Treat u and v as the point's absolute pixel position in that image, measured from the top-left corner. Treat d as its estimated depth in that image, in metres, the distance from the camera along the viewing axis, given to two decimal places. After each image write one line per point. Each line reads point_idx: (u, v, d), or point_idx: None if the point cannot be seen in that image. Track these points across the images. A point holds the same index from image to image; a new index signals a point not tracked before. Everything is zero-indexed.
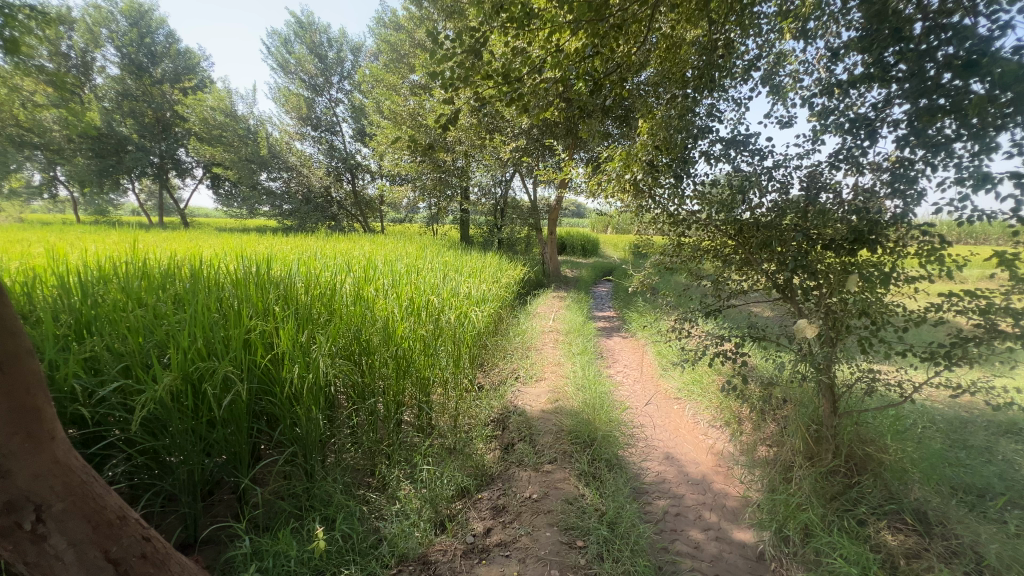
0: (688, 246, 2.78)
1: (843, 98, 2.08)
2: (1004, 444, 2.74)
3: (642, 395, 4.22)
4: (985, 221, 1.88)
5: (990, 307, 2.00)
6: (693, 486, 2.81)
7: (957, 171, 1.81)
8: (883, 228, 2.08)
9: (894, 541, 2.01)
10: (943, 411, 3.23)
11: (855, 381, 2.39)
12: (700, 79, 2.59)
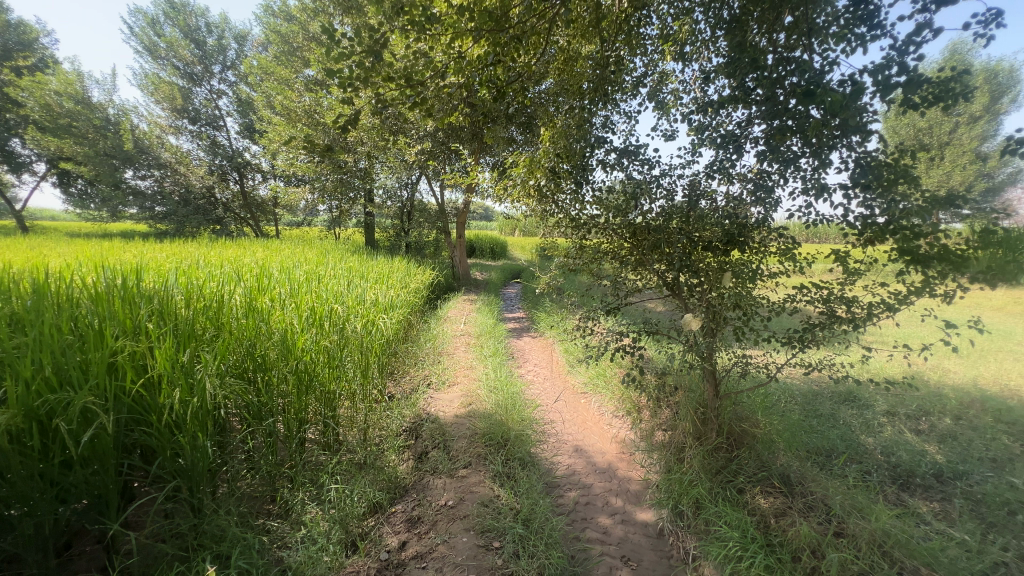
0: (589, 248, 2.93)
1: (715, 117, 2.35)
2: (844, 411, 3.29)
3: (552, 392, 4.39)
4: (825, 224, 2.26)
5: (830, 297, 2.39)
6: (600, 474, 2.99)
7: (803, 184, 2.14)
8: (749, 230, 2.42)
9: (766, 504, 2.32)
10: (800, 386, 3.79)
11: (732, 366, 2.71)
12: (595, 91, 2.76)
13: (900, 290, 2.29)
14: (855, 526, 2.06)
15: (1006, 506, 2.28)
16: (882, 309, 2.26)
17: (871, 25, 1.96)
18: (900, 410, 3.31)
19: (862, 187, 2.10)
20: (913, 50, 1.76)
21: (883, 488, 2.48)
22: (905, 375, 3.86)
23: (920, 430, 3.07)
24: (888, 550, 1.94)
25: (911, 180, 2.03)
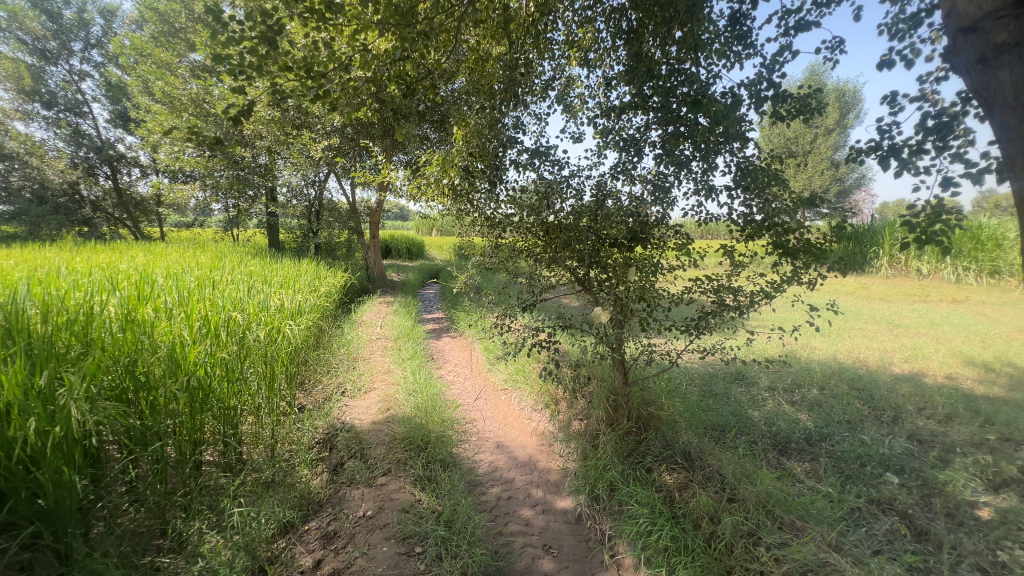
0: (505, 246, 2.95)
1: (617, 121, 2.49)
2: (734, 389, 3.68)
3: (472, 391, 4.40)
4: (714, 221, 2.51)
5: (720, 287, 2.65)
6: (521, 468, 3.06)
7: (695, 185, 2.35)
8: (650, 227, 2.62)
9: (670, 479, 2.52)
10: (698, 370, 4.16)
11: (640, 354, 2.91)
12: (506, 92, 2.80)
13: (775, 279, 2.61)
14: (744, 491, 2.31)
15: (858, 459, 2.70)
16: (762, 296, 2.56)
17: (745, 44, 2.21)
18: (778, 385, 3.78)
19: (743, 188, 2.35)
20: (778, 69, 2.01)
21: (766, 454, 2.81)
22: (782, 353, 4.40)
23: (794, 401, 3.53)
24: (770, 508, 2.20)
25: (781, 182, 2.33)
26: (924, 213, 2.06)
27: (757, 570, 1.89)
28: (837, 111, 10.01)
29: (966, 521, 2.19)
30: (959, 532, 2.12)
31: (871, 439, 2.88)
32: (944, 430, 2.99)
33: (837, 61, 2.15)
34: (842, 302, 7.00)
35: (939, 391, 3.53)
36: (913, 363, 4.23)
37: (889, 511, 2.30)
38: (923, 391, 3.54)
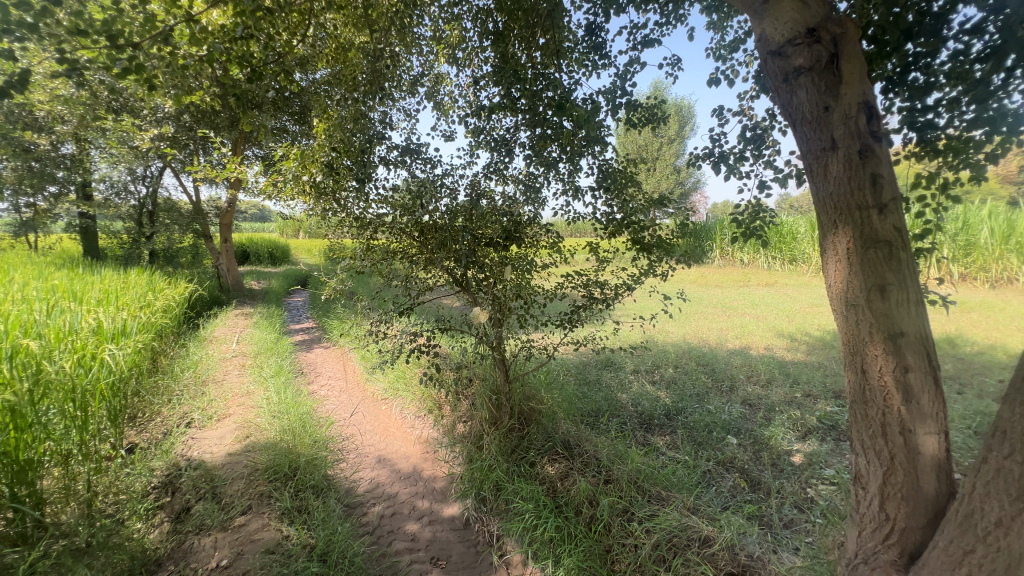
0: (377, 249, 2.76)
1: (488, 121, 2.48)
2: (605, 376, 3.96)
3: (349, 405, 4.10)
4: (581, 220, 2.65)
5: (588, 282, 2.80)
6: (405, 480, 2.93)
7: (563, 185, 2.45)
8: (523, 226, 2.66)
9: (552, 470, 2.60)
10: (573, 360, 4.41)
11: (519, 351, 2.96)
12: (371, 84, 2.59)
13: (634, 273, 2.84)
14: (618, 470, 2.46)
15: (706, 427, 3.09)
16: (625, 289, 2.77)
17: (601, 54, 2.35)
18: (641, 367, 4.17)
19: (604, 189, 2.51)
20: (629, 80, 2.17)
21: (634, 433, 3.07)
22: (643, 339, 4.88)
23: (655, 380, 3.92)
24: (640, 483, 2.39)
25: (635, 184, 2.54)
26: (746, 211, 2.40)
27: (632, 544, 2.04)
28: (676, 124, 11.49)
29: (785, 467, 2.62)
30: (782, 478, 2.53)
31: (715, 408, 3.32)
32: (766, 393, 3.58)
33: (675, 77, 2.40)
34: (688, 290, 8.05)
35: (761, 361, 4.22)
36: (741, 339, 5.01)
37: (732, 468, 2.66)
38: (750, 361, 4.21)
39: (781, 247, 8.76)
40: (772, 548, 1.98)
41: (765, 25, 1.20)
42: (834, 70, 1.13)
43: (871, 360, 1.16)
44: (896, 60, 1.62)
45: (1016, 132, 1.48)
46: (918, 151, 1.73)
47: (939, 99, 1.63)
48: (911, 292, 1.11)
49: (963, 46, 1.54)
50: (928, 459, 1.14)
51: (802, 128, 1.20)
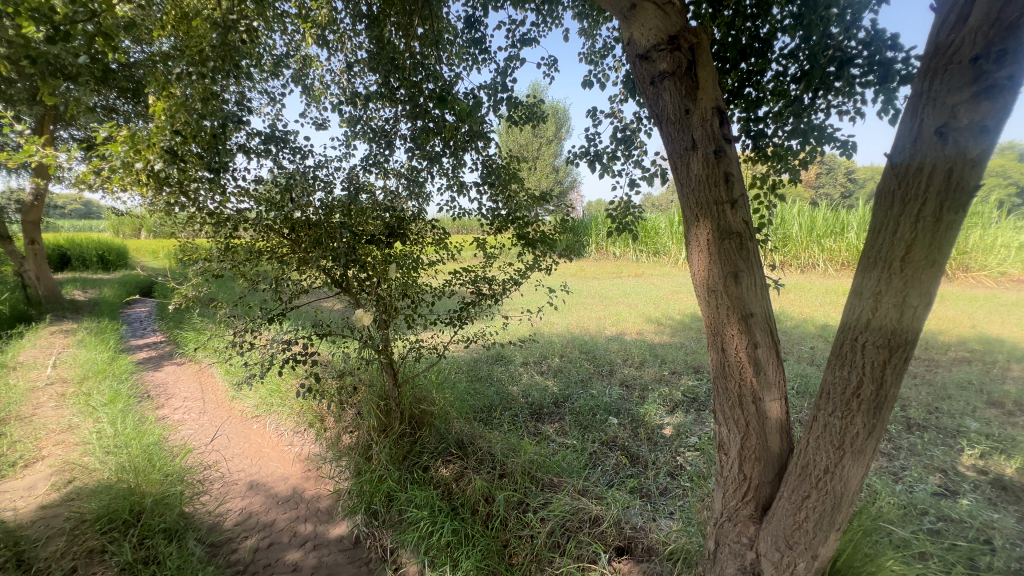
0: (240, 249, 2.37)
1: (364, 110, 2.30)
2: (496, 370, 4.01)
3: (210, 428, 3.58)
4: (466, 216, 2.62)
5: (476, 278, 2.78)
6: (284, 505, 2.64)
7: (447, 180, 2.38)
8: (407, 222, 2.54)
9: (447, 472, 2.53)
10: (464, 357, 4.38)
11: (408, 352, 2.85)
12: (221, 59, 2.12)
13: (521, 267, 2.89)
14: (511, 464, 2.48)
15: (591, 410, 3.27)
16: (512, 284, 2.80)
17: (481, 49, 2.32)
18: (529, 359, 4.29)
19: (489, 185, 2.50)
20: (510, 76, 2.17)
21: (526, 423, 3.14)
22: (530, 331, 5.03)
23: (543, 370, 4.07)
24: (534, 473, 2.43)
25: (518, 181, 2.58)
26: (618, 207, 2.58)
27: (528, 535, 2.07)
28: (554, 126, 12.09)
29: (659, 440, 2.89)
30: (656, 449, 2.79)
31: (597, 392, 3.54)
32: (640, 374, 3.92)
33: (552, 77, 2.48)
34: (570, 282, 8.52)
35: (635, 345, 4.63)
36: (617, 326, 5.44)
37: (614, 447, 2.86)
38: (625, 346, 4.58)
39: (647, 242, 9.72)
40: (651, 516, 2.16)
41: (632, 29, 1.26)
42: (691, 77, 1.23)
43: (729, 339, 1.30)
44: (733, 77, 1.83)
45: (821, 143, 1.78)
46: (752, 157, 1.99)
47: (766, 112, 1.88)
48: (756, 277, 1.27)
49: (783, 68, 1.79)
50: (773, 421, 1.33)
51: (667, 129, 1.29)
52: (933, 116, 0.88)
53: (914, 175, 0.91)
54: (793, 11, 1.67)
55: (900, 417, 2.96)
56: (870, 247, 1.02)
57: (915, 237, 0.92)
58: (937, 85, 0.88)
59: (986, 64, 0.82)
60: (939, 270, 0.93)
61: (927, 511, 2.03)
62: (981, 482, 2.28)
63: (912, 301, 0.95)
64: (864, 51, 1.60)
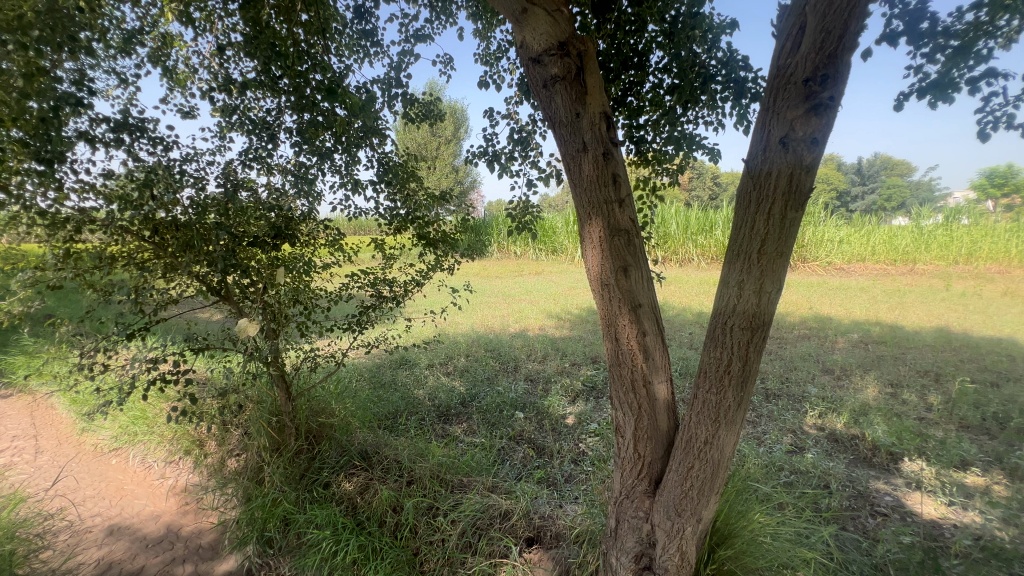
0: (84, 256, 1.96)
1: (241, 98, 2.07)
2: (400, 375, 3.88)
3: (51, 470, 2.98)
4: (362, 216, 2.50)
5: (376, 281, 2.66)
6: (155, 548, 2.30)
7: (341, 178, 2.26)
8: (295, 223, 2.35)
9: (350, 485, 2.38)
10: (365, 364, 4.18)
11: (302, 362, 2.64)
12: (48, 29, 1.62)
13: (422, 268, 2.82)
14: (420, 469, 2.42)
15: (498, 407, 3.31)
16: (414, 285, 2.72)
17: (373, 42, 2.22)
18: (435, 361, 4.22)
19: (386, 183, 2.41)
20: (404, 71, 2.09)
21: (433, 427, 3.09)
22: (435, 333, 4.96)
23: (449, 371, 4.03)
24: (443, 476, 2.40)
25: (417, 180, 2.52)
26: (517, 207, 2.63)
27: (439, 539, 2.04)
28: (453, 125, 12.06)
29: (562, 429, 3.02)
30: (561, 439, 2.91)
31: (504, 388, 3.60)
32: (543, 368, 4.06)
33: (448, 76, 2.45)
34: (473, 282, 8.54)
35: (537, 340, 4.78)
36: (520, 323, 5.57)
37: (521, 441, 2.93)
38: (528, 342, 4.71)
39: (545, 241, 10.11)
40: (558, 503, 2.25)
41: (524, 33, 1.30)
42: (580, 83, 1.30)
43: (622, 329, 1.39)
44: (617, 86, 1.96)
45: (692, 149, 2.00)
46: (635, 161, 2.17)
47: (646, 121, 2.05)
48: (643, 270, 1.38)
49: (659, 81, 1.96)
50: (661, 402, 1.45)
51: (559, 131, 1.35)
52: (776, 128, 1.03)
53: (764, 178, 1.05)
54: (666, 29, 1.85)
55: (761, 388, 3.43)
56: (733, 242, 1.16)
57: (768, 232, 1.07)
58: (778, 101, 1.03)
59: (814, 86, 0.98)
60: (785, 260, 1.09)
61: (783, 468, 2.37)
62: (821, 437, 2.73)
63: (767, 287, 1.11)
64: (723, 71, 1.83)
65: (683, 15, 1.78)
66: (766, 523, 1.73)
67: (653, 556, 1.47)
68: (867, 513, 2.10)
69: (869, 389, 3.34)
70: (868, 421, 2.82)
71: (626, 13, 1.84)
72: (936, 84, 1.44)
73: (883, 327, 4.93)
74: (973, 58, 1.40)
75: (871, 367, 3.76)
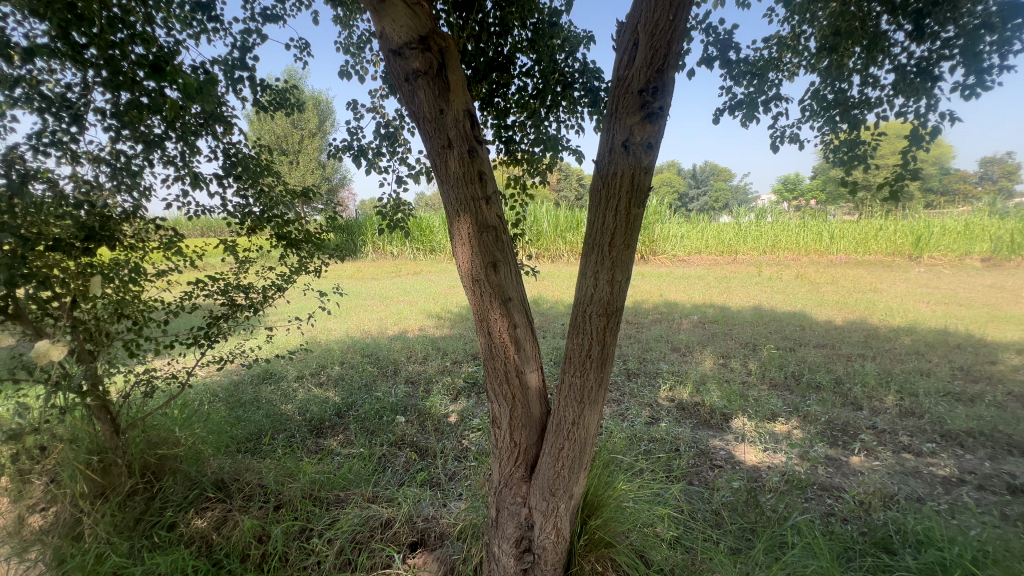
0: None
1: (26, 68, 1.65)
2: (264, 390, 3.50)
3: None
4: (206, 215, 2.20)
5: (227, 287, 2.34)
6: None
7: (174, 169, 1.94)
8: (115, 223, 1.96)
9: (202, 522, 2.08)
10: (218, 382, 3.68)
11: (133, 388, 2.24)
12: None
13: (284, 272, 2.57)
14: (289, 491, 2.21)
15: (377, 413, 3.17)
16: (274, 290, 2.46)
17: (209, 16, 1.92)
18: (304, 372, 3.88)
19: (234, 178, 2.14)
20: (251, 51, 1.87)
21: (304, 443, 2.84)
22: (303, 342, 4.56)
23: (321, 382, 3.74)
24: (316, 494, 2.23)
25: (273, 174, 2.27)
26: (388, 204, 2.53)
27: (314, 562, 1.89)
28: (316, 118, 11.22)
29: (445, 428, 3.01)
30: (444, 438, 2.88)
31: (382, 394, 3.45)
32: (424, 368, 3.99)
33: (305, 63, 2.26)
34: (345, 284, 8.04)
35: (417, 341, 4.69)
36: (399, 325, 5.40)
37: (403, 445, 2.84)
38: (408, 343, 4.60)
39: (423, 240, 9.96)
40: (442, 503, 2.24)
41: (383, 23, 1.25)
42: (442, 79, 1.30)
43: (494, 323, 1.43)
44: (485, 86, 2.00)
45: (557, 150, 2.13)
46: (505, 160, 2.23)
47: (513, 122, 2.12)
48: (511, 266, 1.44)
49: (524, 85, 2.04)
50: (533, 390, 1.53)
51: (424, 128, 1.33)
52: (619, 133, 1.14)
53: (612, 178, 1.16)
54: (527, 36, 1.93)
55: (623, 369, 3.80)
56: (589, 235, 1.26)
57: (616, 227, 1.18)
58: (620, 108, 1.14)
59: (648, 97, 1.11)
60: (632, 252, 1.22)
61: (643, 438, 2.67)
62: (671, 407, 3.13)
63: (618, 277, 1.23)
64: (580, 78, 1.99)
65: (542, 24, 1.89)
66: (628, 489, 1.93)
67: (532, 538, 1.55)
68: (707, 466, 2.47)
69: (706, 362, 3.91)
70: (706, 389, 3.31)
71: (489, 17, 1.88)
72: (742, 104, 1.76)
73: (715, 308, 5.81)
74: (766, 85, 1.73)
75: (707, 343, 4.40)
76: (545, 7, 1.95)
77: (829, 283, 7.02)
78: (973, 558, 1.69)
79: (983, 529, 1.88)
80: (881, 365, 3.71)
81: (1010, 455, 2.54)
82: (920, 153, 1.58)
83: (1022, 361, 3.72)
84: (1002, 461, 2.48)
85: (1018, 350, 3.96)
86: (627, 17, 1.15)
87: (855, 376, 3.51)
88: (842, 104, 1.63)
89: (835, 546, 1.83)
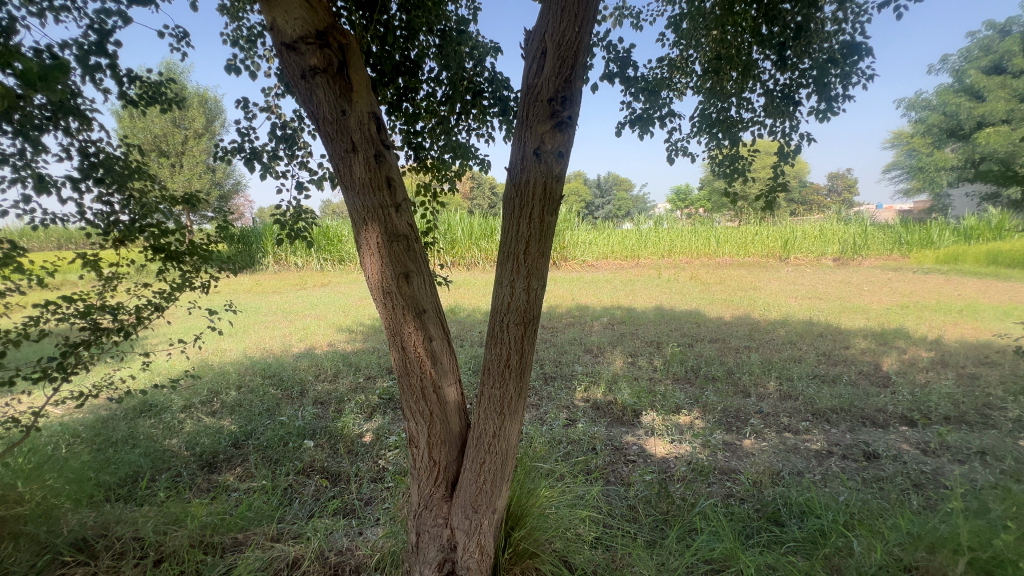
0: None
1: None
2: (142, 425, 3.03)
3: None
4: (57, 225, 1.84)
5: (90, 307, 1.98)
6: None
7: (11, 169, 1.60)
8: None
9: None
10: (80, 420, 3.11)
11: None
12: None
13: (163, 289, 2.26)
14: (173, 540, 1.91)
15: (281, 440, 2.89)
16: (151, 310, 2.14)
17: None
18: (193, 401, 3.43)
19: (93, 181, 1.81)
20: (111, 36, 1.59)
21: (193, 482, 2.51)
22: (189, 366, 4.04)
23: (214, 410, 3.34)
24: (208, 540, 1.97)
25: (146, 177, 1.98)
26: (288, 212, 2.32)
27: None
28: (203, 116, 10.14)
29: (359, 449, 2.83)
30: (358, 460, 2.71)
31: (287, 418, 3.16)
32: (334, 387, 3.73)
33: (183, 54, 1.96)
34: (240, 299, 7.31)
35: (326, 357, 4.38)
36: (304, 341, 5.02)
37: (313, 472, 2.62)
38: (315, 361, 4.28)
39: (330, 249, 9.43)
40: (357, 532, 2.09)
41: (275, 14, 1.14)
42: (344, 78, 1.21)
43: (408, 337, 1.36)
44: (392, 90, 1.91)
45: (466, 158, 2.11)
46: (415, 167, 2.15)
47: (423, 128, 2.06)
48: (425, 276, 1.37)
49: (432, 91, 1.99)
50: (451, 404, 1.47)
51: (325, 129, 1.23)
52: (530, 141, 1.14)
53: (524, 187, 1.15)
54: (435, 41, 1.89)
55: (541, 373, 3.86)
56: (505, 244, 1.24)
57: (530, 234, 1.18)
58: (530, 116, 1.14)
59: (557, 106, 1.12)
60: (546, 260, 1.23)
61: (562, 441, 2.72)
62: (587, 408, 3.23)
63: (533, 285, 1.22)
64: (489, 87, 1.99)
65: (450, 31, 1.86)
66: (550, 495, 1.94)
67: (455, 559, 1.48)
68: (622, 463, 2.57)
69: (617, 362, 4.11)
70: (618, 388, 3.47)
71: (394, 19, 1.81)
72: (640, 118, 1.87)
73: (622, 310, 6.16)
74: (660, 102, 1.86)
75: (618, 343, 4.64)
76: (453, 15, 1.95)
77: (717, 283, 7.76)
78: (844, 521, 1.93)
79: (849, 494, 2.16)
80: (763, 355, 4.17)
81: (864, 426, 2.97)
82: (785, 169, 1.77)
83: (867, 344, 4.40)
84: (859, 432, 2.89)
85: (864, 335, 4.67)
86: (534, 26, 1.16)
87: (743, 366, 3.90)
88: (723, 122, 1.81)
89: (736, 526, 1.99)
